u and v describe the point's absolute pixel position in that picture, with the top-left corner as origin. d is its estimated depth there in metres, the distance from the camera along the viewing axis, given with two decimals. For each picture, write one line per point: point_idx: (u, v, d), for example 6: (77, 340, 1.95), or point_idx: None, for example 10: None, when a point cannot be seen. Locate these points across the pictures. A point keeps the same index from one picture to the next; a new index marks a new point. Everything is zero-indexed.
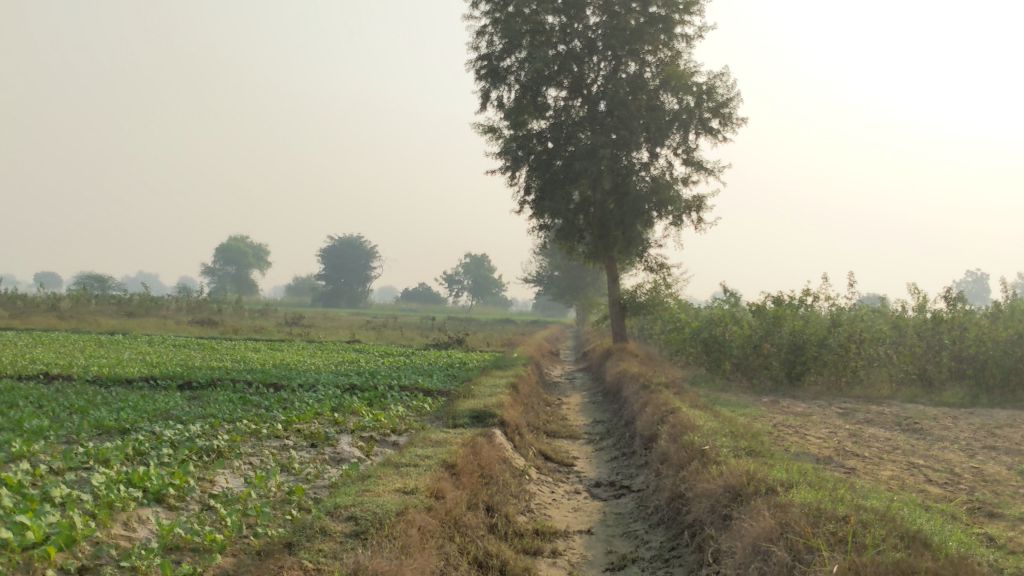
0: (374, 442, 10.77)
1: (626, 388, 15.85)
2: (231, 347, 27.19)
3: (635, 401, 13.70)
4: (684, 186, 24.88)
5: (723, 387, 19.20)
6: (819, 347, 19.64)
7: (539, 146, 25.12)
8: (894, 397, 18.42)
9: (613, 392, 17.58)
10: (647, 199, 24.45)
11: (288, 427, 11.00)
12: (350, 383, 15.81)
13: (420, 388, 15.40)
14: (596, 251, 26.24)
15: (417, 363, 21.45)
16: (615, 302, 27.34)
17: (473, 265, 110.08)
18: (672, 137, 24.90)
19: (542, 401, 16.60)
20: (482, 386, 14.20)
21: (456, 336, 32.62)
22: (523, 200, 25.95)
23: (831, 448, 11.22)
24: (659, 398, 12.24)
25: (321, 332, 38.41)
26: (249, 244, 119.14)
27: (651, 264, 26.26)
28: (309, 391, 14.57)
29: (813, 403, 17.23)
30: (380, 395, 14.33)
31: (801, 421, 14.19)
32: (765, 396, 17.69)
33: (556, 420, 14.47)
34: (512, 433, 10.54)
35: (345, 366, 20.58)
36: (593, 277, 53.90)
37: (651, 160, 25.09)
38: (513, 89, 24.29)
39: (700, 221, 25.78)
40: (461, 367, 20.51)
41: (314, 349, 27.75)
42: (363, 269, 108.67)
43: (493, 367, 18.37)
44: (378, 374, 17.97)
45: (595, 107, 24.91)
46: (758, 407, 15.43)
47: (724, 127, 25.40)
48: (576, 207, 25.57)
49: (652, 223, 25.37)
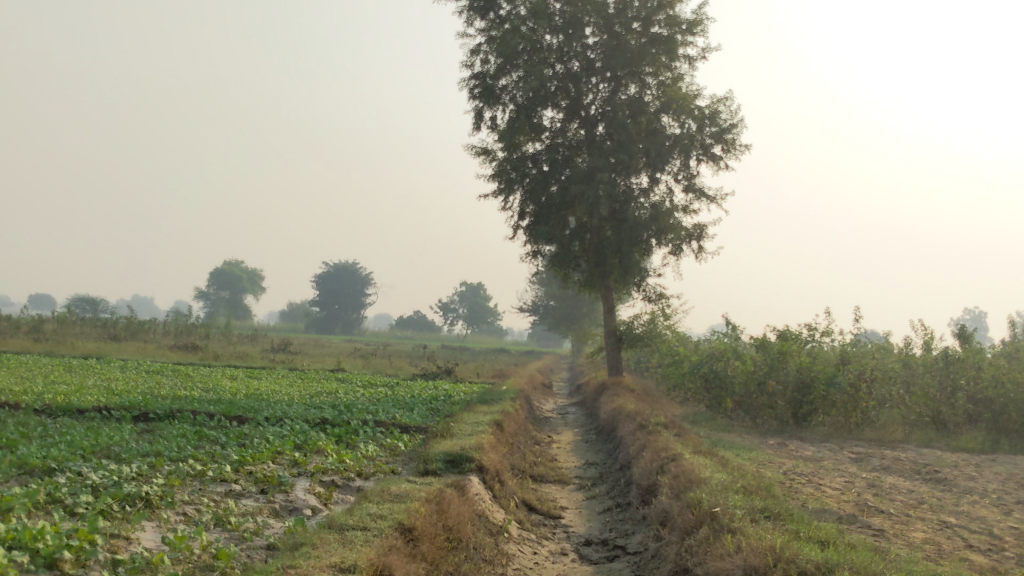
0: (334, 488, 9.51)
1: (621, 427, 14.61)
2: (208, 374, 25.94)
3: (631, 443, 12.45)
4: (685, 214, 23.79)
5: (725, 426, 17.98)
6: (827, 386, 18.36)
7: (534, 169, 24.03)
8: (908, 441, 17.19)
9: (607, 431, 16.34)
10: (646, 226, 23.33)
11: (239, 469, 9.74)
12: (322, 417, 14.53)
13: (397, 424, 14.15)
14: (591, 280, 25.08)
15: (398, 396, 20.18)
16: (611, 333, 26.12)
17: (469, 294, 108.88)
18: (673, 162, 23.84)
19: (531, 439, 15.36)
20: (464, 423, 12.96)
21: (445, 366, 31.38)
22: (516, 225, 24.83)
23: (851, 503, 9.98)
24: (659, 442, 11.00)
25: (307, 359, 37.10)
26: (243, 268, 117.93)
27: (648, 295, 25.09)
28: (274, 426, 13.27)
29: (823, 446, 15.99)
30: (352, 432, 13.07)
31: (813, 468, 12.94)
32: (770, 438, 16.47)
33: (545, 462, 13.21)
34: (492, 480, 9.29)
35: (321, 397, 19.29)
36: (589, 307, 52.82)
37: (651, 186, 24.00)
38: (507, 109, 23.24)
39: (701, 251, 24.66)
40: (447, 401, 19.27)
41: (294, 378, 26.45)
42: (357, 296, 107.42)
43: (480, 401, 17.14)
44: (354, 406, 16.68)
45: (592, 129, 23.85)
46: (764, 451, 14.19)
47: (727, 154, 24.33)
48: (572, 234, 24.44)
49: (650, 252, 24.24)
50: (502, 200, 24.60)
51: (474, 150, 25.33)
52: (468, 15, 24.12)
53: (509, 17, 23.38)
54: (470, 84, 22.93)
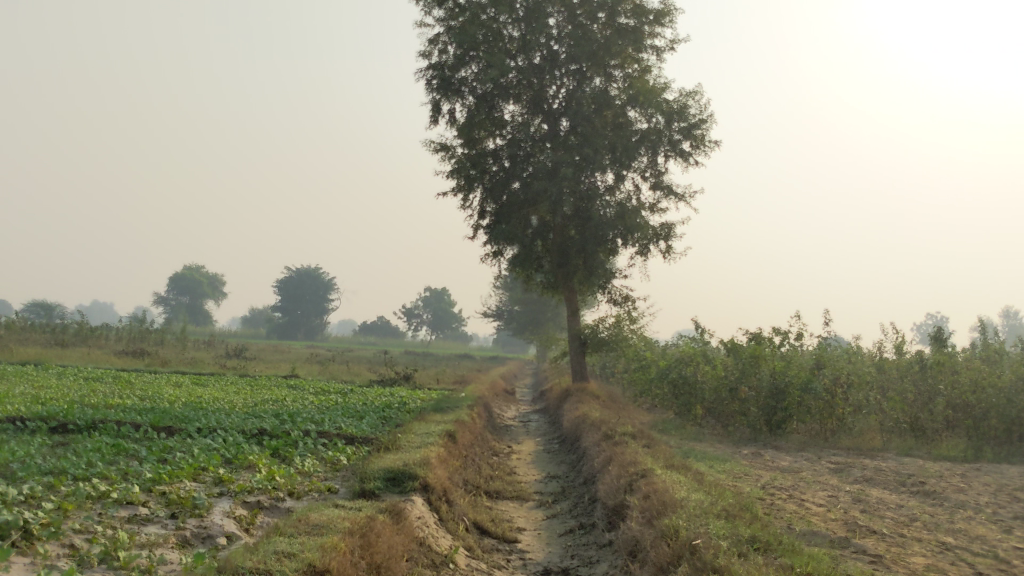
0: (259, 511, 8.32)
1: (585, 437, 13.55)
2: (152, 380, 24.54)
3: (597, 455, 11.41)
4: (653, 213, 22.86)
5: (696, 435, 17.02)
6: (802, 392, 17.46)
7: (495, 165, 22.99)
8: (887, 449, 16.32)
9: (570, 441, 15.29)
10: (612, 225, 22.36)
11: (151, 488, 8.48)
12: (261, 427, 13.28)
13: (343, 435, 12.96)
14: (555, 281, 24.06)
15: (349, 403, 18.94)
16: (575, 337, 25.10)
17: (433, 299, 107.57)
18: (640, 159, 22.95)
19: (488, 450, 14.26)
20: (413, 433, 11.81)
21: (405, 372, 30.20)
22: (477, 225, 23.76)
23: (839, 522, 9.00)
24: (626, 454, 9.95)
25: (261, 365, 35.68)
26: (203, 273, 115.60)
27: (614, 297, 24.09)
28: (204, 438, 11.99)
29: (799, 455, 15.07)
30: (292, 446, 11.84)
31: (792, 481, 11.98)
32: (745, 447, 15.52)
33: (502, 476, 12.12)
34: (438, 501, 8.19)
35: (267, 405, 17.99)
36: (554, 312, 51.90)
37: (617, 183, 23.06)
38: (466, 102, 22.19)
39: (669, 251, 23.75)
40: (402, 409, 18.11)
41: (243, 385, 25.08)
42: (320, 301, 105.66)
43: (436, 409, 15.99)
44: (299, 415, 15.42)
45: (556, 124, 22.87)
46: (740, 463, 13.22)
47: (696, 150, 23.48)
48: (534, 233, 23.42)
49: (616, 252, 23.28)
50: (461, 197, 23.51)
51: (433, 147, 24.27)
52: (426, 4, 23.06)
53: (468, 6, 22.35)
54: (427, 75, 21.85)
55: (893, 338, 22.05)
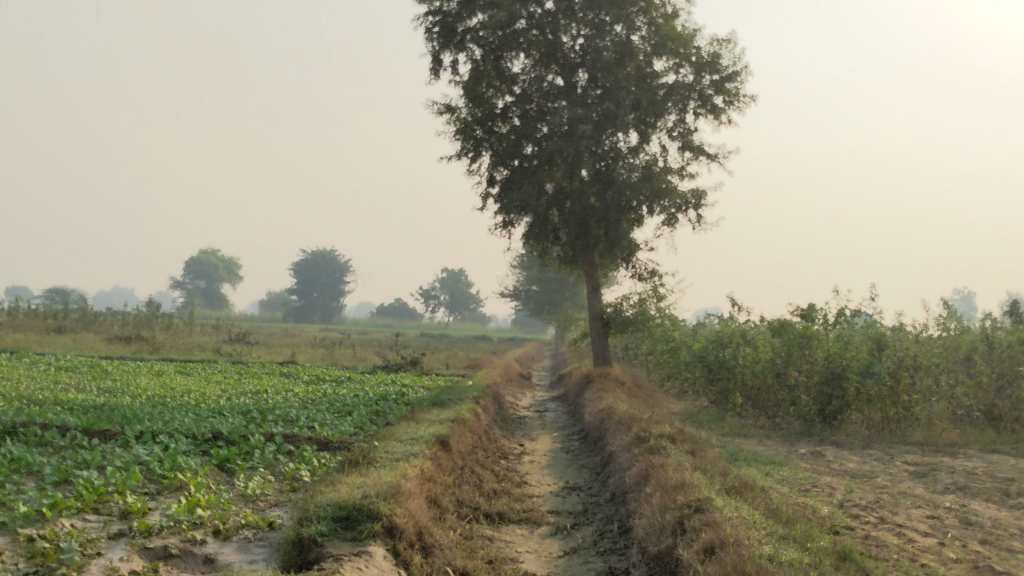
0: (162, 562, 6.00)
1: (611, 439, 11.15)
2: (130, 369, 22.35)
3: (627, 465, 9.03)
4: (683, 177, 20.32)
5: (739, 430, 14.59)
6: (862, 379, 14.93)
7: (504, 126, 20.52)
8: (968, 444, 13.79)
9: (593, 440, 12.85)
10: (637, 190, 19.84)
11: (17, 533, 6.16)
12: (216, 429, 10.98)
13: (315, 439, 10.63)
14: (573, 255, 21.54)
15: (338, 395, 16.61)
16: (596, 317, 22.59)
17: (450, 280, 105.28)
18: (667, 116, 20.48)
19: (494, 454, 11.84)
20: (396, 437, 9.44)
21: (412, 357, 27.86)
22: (485, 193, 21.33)
23: (965, 565, 6.55)
24: (668, 474, 7.53)
25: (264, 349, 33.55)
26: (217, 256, 113.79)
27: (639, 271, 21.57)
28: (139, 447, 9.68)
29: (867, 455, 12.61)
30: (247, 457, 9.55)
31: (872, 494, 9.52)
32: (800, 446, 13.08)
33: (508, 489, 9.70)
34: (409, 550, 5.83)
35: (242, 398, 15.70)
36: (573, 289, 49.54)
37: (642, 144, 20.58)
38: (471, 54, 19.73)
39: (700, 220, 21.25)
40: (398, 401, 15.80)
41: (231, 373, 22.84)
42: (335, 283, 103.60)
43: (434, 403, 13.64)
44: (271, 410, 13.12)
45: (573, 78, 20.30)
46: (802, 471, 10.79)
47: (729, 106, 20.99)
48: (550, 200, 20.98)
49: (641, 221, 20.79)
50: (467, 162, 21.05)
51: (437, 108, 21.85)
52: None
53: None
54: (425, 24, 19.33)
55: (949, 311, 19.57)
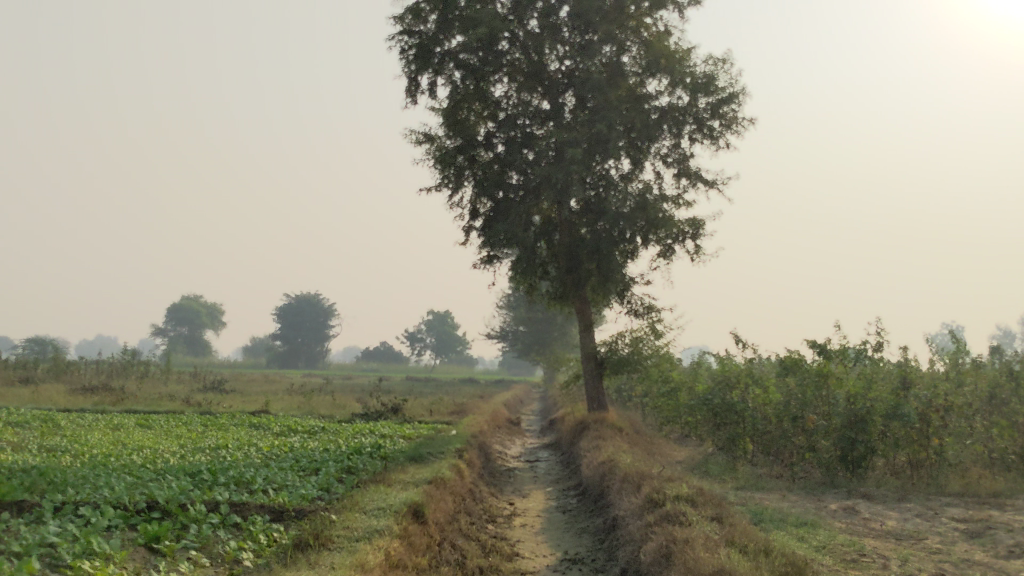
0: None
1: (616, 499, 9.57)
2: (85, 423, 20.57)
3: (642, 538, 7.45)
4: (679, 206, 19.00)
5: (755, 481, 13.04)
6: (889, 421, 13.43)
7: (487, 153, 19.16)
8: (1013, 493, 12.28)
9: (594, 498, 11.26)
10: (631, 219, 18.43)
11: None
12: (152, 496, 9.33)
13: (267, 508, 9.03)
14: (563, 290, 20.06)
15: (307, 449, 14.97)
16: (590, 357, 20.98)
17: (435, 322, 103.54)
18: (661, 140, 19.26)
19: (480, 518, 10.22)
20: (359, 505, 7.85)
21: (393, 403, 26.15)
22: (467, 225, 19.89)
23: None
24: (697, 560, 5.96)
25: (240, 398, 31.74)
26: (199, 302, 111.80)
27: (635, 307, 20.08)
28: (52, 523, 8.00)
29: (906, 509, 11.08)
30: (181, 533, 7.94)
31: (932, 564, 7.97)
32: (828, 500, 11.55)
33: (497, 565, 8.07)
34: None
35: (197, 455, 14.01)
36: (561, 329, 48.04)
37: (635, 171, 19.29)
38: (450, 76, 18.42)
39: (698, 250, 19.86)
40: (372, 456, 14.18)
41: (196, 425, 21.07)
42: (319, 328, 101.75)
43: (412, 459, 12.04)
44: (225, 471, 11.49)
45: (560, 101, 19.02)
46: (841, 535, 9.23)
47: (726, 130, 19.82)
48: (537, 232, 19.56)
49: (635, 253, 19.37)
50: (448, 193, 19.62)
51: (416, 137, 20.50)
52: None
53: None
54: (401, 45, 18.02)
55: (953, 337, 18.43)
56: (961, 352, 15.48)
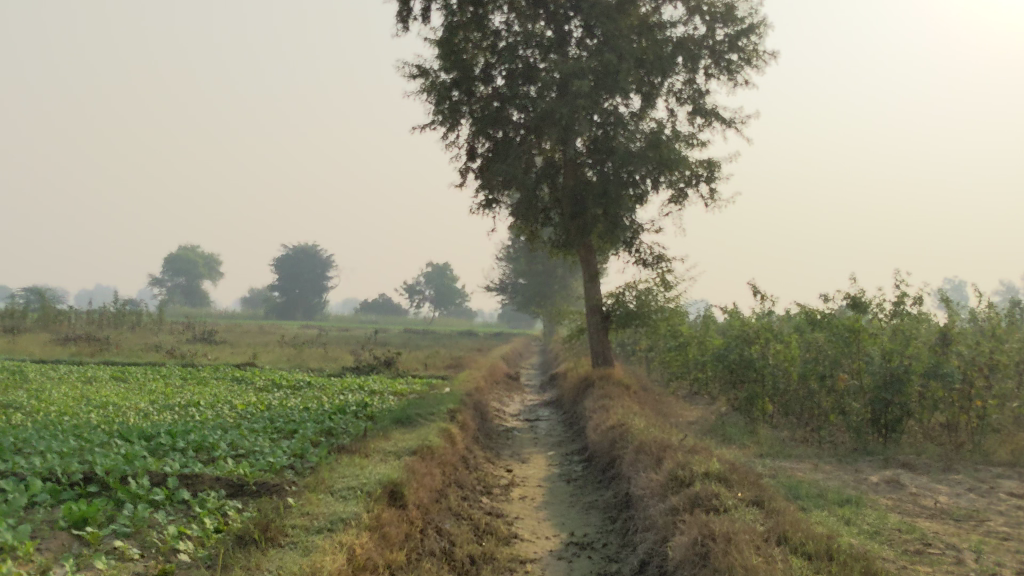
0: None
1: (631, 473, 8.24)
2: (57, 375, 19.28)
3: (670, 528, 6.13)
4: (694, 146, 17.51)
5: (780, 447, 11.77)
6: (928, 381, 12.09)
7: (485, 88, 17.62)
8: None
9: (603, 468, 9.95)
10: (642, 159, 16.94)
11: None
12: (93, 464, 8.00)
13: (222, 481, 7.70)
14: (567, 238, 18.60)
15: (286, 407, 13.66)
16: (594, 310, 19.62)
17: (434, 275, 102.19)
18: (675, 75, 17.75)
19: (474, 491, 8.92)
20: (327, 482, 6.51)
21: (387, 356, 24.86)
22: (463, 167, 18.38)
23: None
24: (750, 569, 4.63)
25: (229, 350, 30.47)
26: (196, 253, 110.35)
27: (644, 257, 18.65)
28: None
29: (956, 482, 9.79)
30: (113, 513, 6.62)
31: (1013, 557, 6.65)
32: (865, 471, 10.26)
33: (493, 552, 6.75)
34: None
35: (164, 413, 12.70)
36: (562, 281, 46.68)
37: (646, 109, 17.80)
38: (445, 1, 16.78)
39: (713, 195, 18.41)
40: (357, 416, 12.88)
41: (175, 378, 19.78)
42: (317, 279, 100.47)
43: (398, 422, 10.72)
44: (186, 434, 10.17)
45: (565, 30, 17.44)
46: (892, 517, 7.94)
47: (746, 65, 18.27)
48: (539, 175, 18.09)
49: (645, 198, 17.91)
50: (444, 130, 18.11)
51: (410, 71, 18.96)
52: None
53: None
54: None
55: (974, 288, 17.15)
56: (995, 305, 14.23)
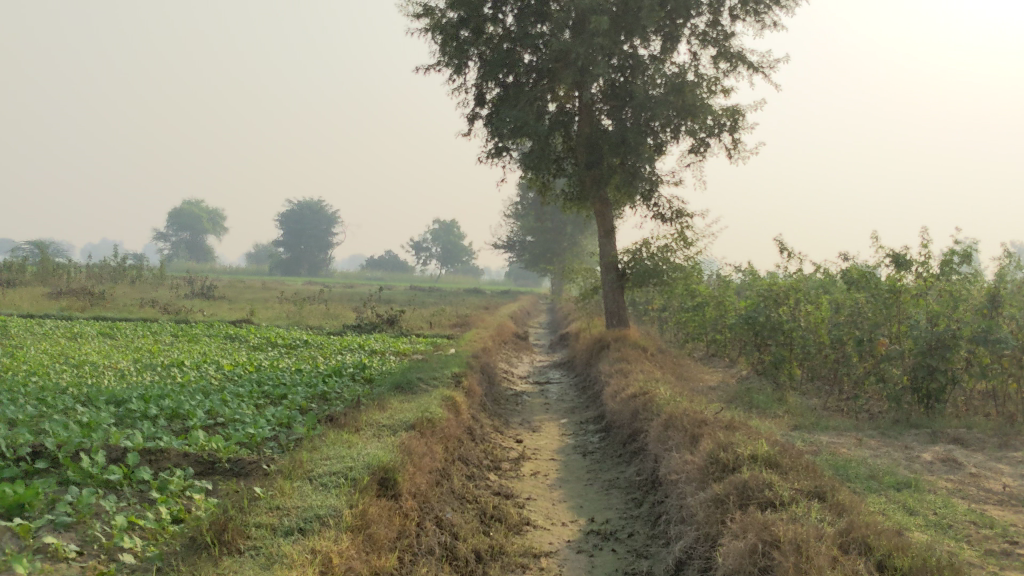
0: None
1: (661, 451, 7.22)
2: (42, 330, 18.34)
3: (717, 526, 5.13)
4: (718, 92, 16.29)
5: (815, 417, 10.76)
6: (977, 347, 10.95)
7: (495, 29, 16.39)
8: None
9: (623, 442, 8.95)
10: (663, 105, 15.72)
11: None
12: (46, 435, 7.01)
13: (190, 458, 6.74)
14: (580, 190, 17.48)
15: (278, 368, 12.70)
16: (609, 268, 18.53)
17: (441, 232, 100.93)
18: (698, 15, 16.48)
19: (480, 468, 7.93)
20: (307, 464, 5.52)
21: (391, 314, 23.88)
22: (470, 114, 17.21)
23: None
24: None
25: (230, 306, 29.53)
26: (201, 207, 109.31)
27: (663, 211, 17.51)
28: None
29: (1018, 461, 8.74)
30: (56, 496, 5.64)
31: None
32: (914, 446, 9.23)
33: (502, 546, 5.76)
34: None
35: (145, 373, 11.73)
36: (572, 239, 45.53)
37: (667, 51, 16.55)
38: None
39: (737, 145, 17.23)
40: (353, 379, 11.90)
41: (166, 334, 18.85)
42: (323, 235, 99.41)
43: (397, 388, 9.74)
44: (163, 399, 9.20)
45: None
46: (959, 505, 6.91)
47: (774, 5, 16.96)
48: (552, 122, 16.92)
49: (664, 147, 16.73)
50: (450, 74, 16.91)
51: (414, 11, 17.72)
52: None
53: None
54: None
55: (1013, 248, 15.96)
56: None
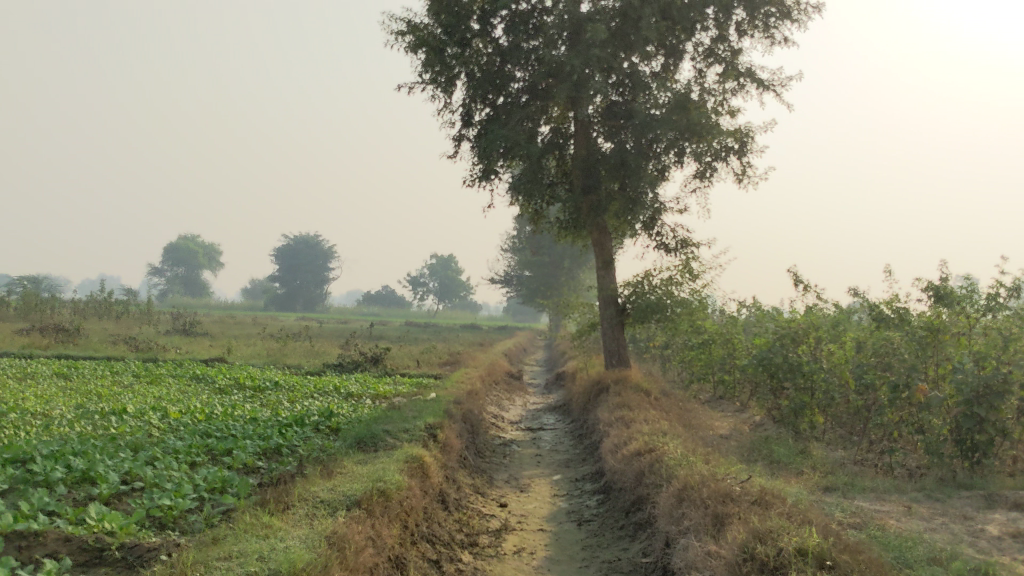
0: None
1: (677, 534, 5.76)
2: None
3: None
4: (725, 113, 14.99)
5: (846, 475, 9.30)
6: None
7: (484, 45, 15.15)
8: None
9: (627, 510, 7.47)
10: (667, 124, 14.39)
11: None
12: None
13: (71, 544, 5.27)
14: (577, 218, 16.12)
15: (234, 415, 11.24)
16: (609, 302, 17.08)
17: (438, 267, 99.67)
18: (704, 29, 15.24)
19: (452, 548, 6.45)
20: (196, 569, 4.06)
21: (376, 352, 22.41)
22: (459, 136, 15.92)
23: None
24: None
25: (211, 343, 28.03)
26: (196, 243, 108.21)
27: (666, 241, 16.13)
28: None
29: None
30: None
31: None
32: (973, 514, 7.75)
33: None
34: None
35: (78, 422, 10.25)
36: (570, 274, 44.17)
37: (670, 68, 15.29)
38: None
39: (745, 170, 15.92)
40: (317, 429, 10.43)
41: (128, 375, 17.34)
42: (319, 270, 98.11)
43: (359, 444, 8.29)
44: (77, 457, 7.73)
45: None
46: None
47: (785, 20, 15.74)
48: (546, 145, 15.60)
49: (668, 171, 15.38)
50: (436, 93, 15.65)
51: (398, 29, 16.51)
52: None
53: None
54: None
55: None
56: None
